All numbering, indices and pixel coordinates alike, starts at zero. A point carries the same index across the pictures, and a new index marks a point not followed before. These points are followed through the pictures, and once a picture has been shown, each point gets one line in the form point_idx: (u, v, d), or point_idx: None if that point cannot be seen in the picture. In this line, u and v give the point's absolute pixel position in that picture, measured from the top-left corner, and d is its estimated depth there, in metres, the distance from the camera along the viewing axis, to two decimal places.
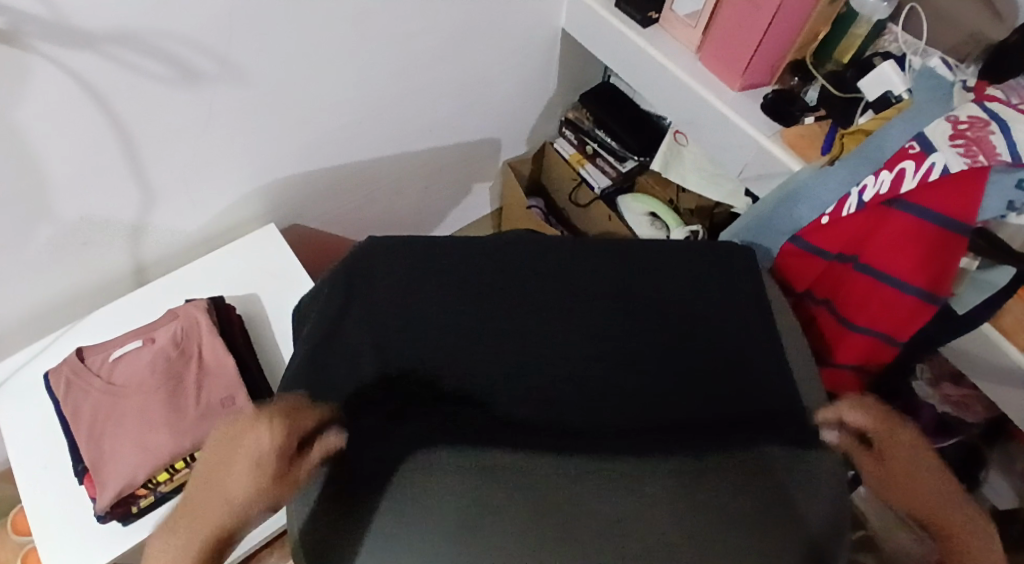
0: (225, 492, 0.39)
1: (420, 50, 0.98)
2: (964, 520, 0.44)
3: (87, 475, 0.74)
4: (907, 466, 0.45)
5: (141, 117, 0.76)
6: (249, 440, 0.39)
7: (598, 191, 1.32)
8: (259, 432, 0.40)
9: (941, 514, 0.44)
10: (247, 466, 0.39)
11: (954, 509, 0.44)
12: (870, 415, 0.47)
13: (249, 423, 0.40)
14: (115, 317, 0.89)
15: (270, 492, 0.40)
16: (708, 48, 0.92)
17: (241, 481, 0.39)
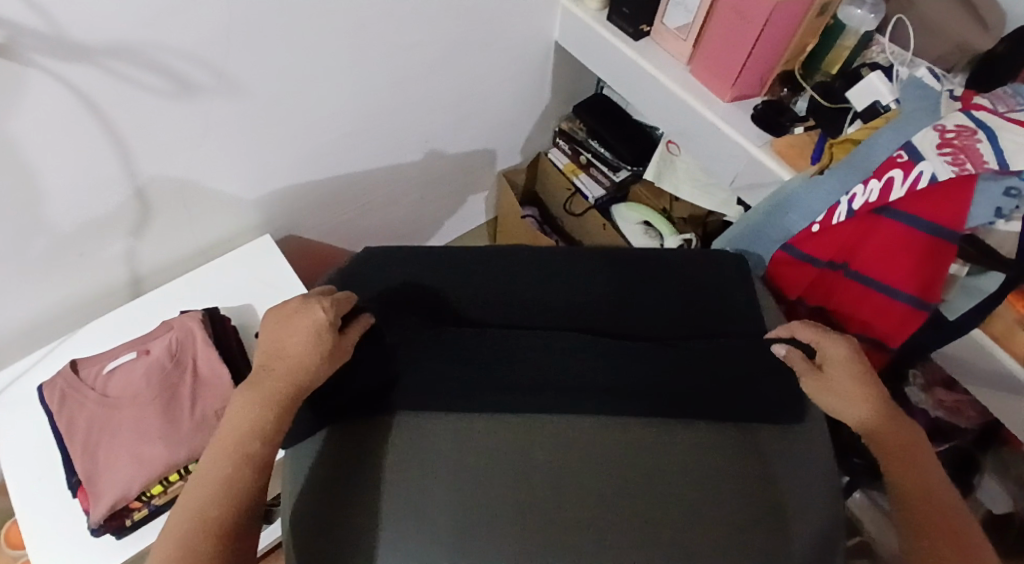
0: (292, 354, 0.59)
1: (414, 63, 0.98)
2: (871, 400, 0.62)
3: (81, 488, 0.73)
4: (834, 361, 0.65)
5: (139, 130, 0.77)
6: (311, 314, 0.60)
7: (592, 201, 1.32)
8: (315, 310, 0.60)
9: (856, 392, 0.63)
10: (309, 333, 0.59)
11: (866, 391, 0.63)
12: (812, 330, 0.67)
13: (306, 304, 0.61)
14: (110, 329, 0.89)
15: (326, 348, 0.59)
16: (699, 60, 0.94)
17: (306, 340, 0.59)
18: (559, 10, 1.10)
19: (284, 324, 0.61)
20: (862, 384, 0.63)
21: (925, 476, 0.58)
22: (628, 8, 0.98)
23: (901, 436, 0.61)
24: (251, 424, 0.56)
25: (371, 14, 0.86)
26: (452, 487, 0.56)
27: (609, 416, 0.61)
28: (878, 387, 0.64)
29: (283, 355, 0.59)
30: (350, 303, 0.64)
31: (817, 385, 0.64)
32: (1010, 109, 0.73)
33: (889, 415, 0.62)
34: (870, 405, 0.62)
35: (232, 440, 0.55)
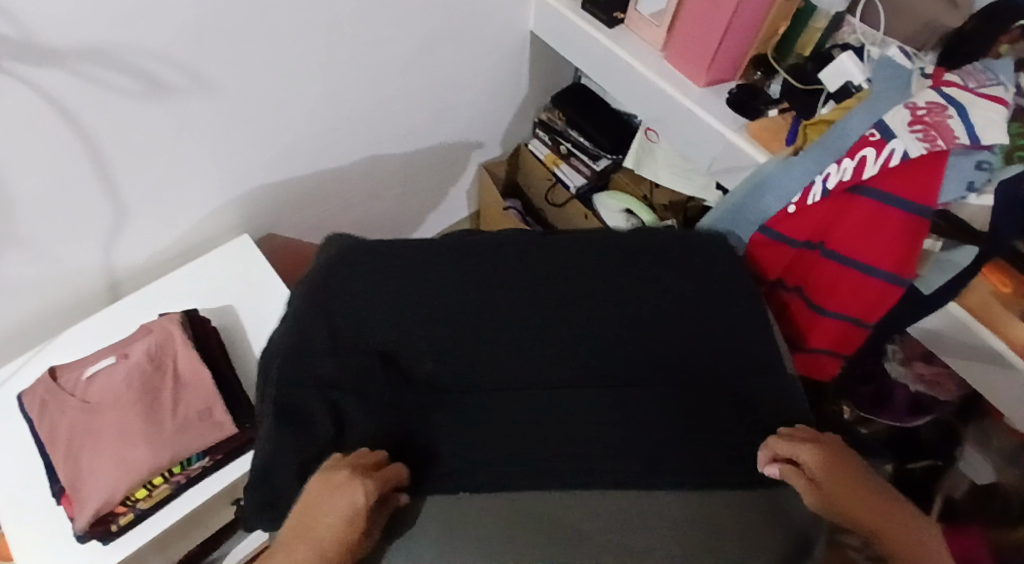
0: (316, 539, 0.49)
1: (391, 56, 0.98)
2: (878, 516, 0.54)
3: (66, 495, 0.73)
4: (829, 478, 0.55)
5: (110, 131, 0.75)
6: (345, 497, 0.50)
7: (574, 190, 1.32)
8: (354, 486, 0.50)
9: (865, 515, 0.53)
10: (346, 516, 0.50)
11: (865, 502, 0.54)
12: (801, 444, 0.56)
13: (344, 483, 0.51)
14: (88, 335, 0.88)
15: (356, 538, 0.49)
16: (673, 46, 0.94)
17: (337, 518, 0.50)
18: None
19: (322, 491, 0.51)
20: (859, 499, 0.54)
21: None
22: None
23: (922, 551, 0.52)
24: None
25: (345, 9, 0.85)
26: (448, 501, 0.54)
27: (592, 400, 0.61)
28: (879, 491, 0.56)
29: (303, 540, 0.50)
30: (399, 477, 0.53)
31: (826, 510, 0.54)
32: (980, 86, 0.73)
33: (896, 522, 0.54)
34: (880, 526, 0.53)
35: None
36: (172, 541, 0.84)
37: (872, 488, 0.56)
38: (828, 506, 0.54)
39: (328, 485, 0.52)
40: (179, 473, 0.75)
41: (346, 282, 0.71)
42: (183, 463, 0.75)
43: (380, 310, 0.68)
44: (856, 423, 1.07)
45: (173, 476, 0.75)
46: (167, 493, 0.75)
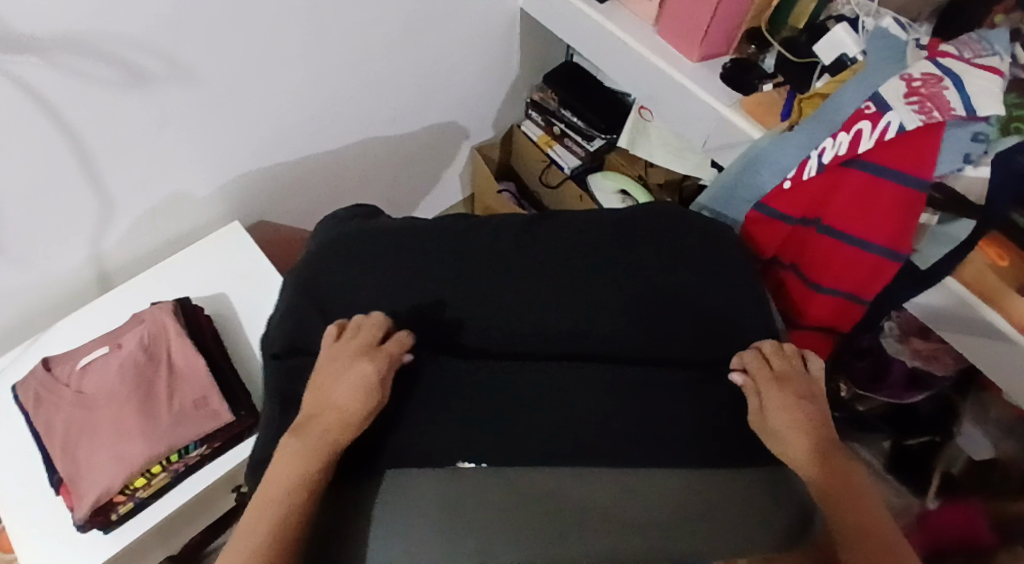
0: (339, 407, 0.56)
1: (377, 37, 0.96)
2: (816, 445, 0.57)
3: (64, 486, 0.73)
4: (780, 400, 0.58)
5: (93, 120, 0.74)
6: (359, 366, 0.58)
7: (568, 171, 1.32)
8: (364, 363, 0.58)
9: (805, 441, 0.57)
10: (362, 386, 0.57)
11: (807, 428, 0.58)
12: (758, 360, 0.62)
13: (360, 355, 0.59)
14: (81, 327, 0.87)
15: (373, 407, 0.56)
16: (664, 20, 0.92)
17: (352, 390, 0.57)
18: None
19: (339, 372, 0.59)
20: (803, 425, 0.58)
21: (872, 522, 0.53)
22: None
23: (850, 485, 0.55)
24: (286, 479, 0.53)
25: None
26: (437, 484, 0.54)
27: (586, 381, 0.61)
28: (825, 428, 0.59)
29: (327, 406, 0.57)
30: (404, 349, 0.61)
31: (766, 427, 0.58)
32: (976, 56, 0.73)
33: (831, 456, 0.57)
34: (815, 455, 0.56)
35: (295, 463, 0.54)
36: (173, 527, 0.84)
37: (820, 425, 0.59)
38: (769, 423, 0.58)
39: (346, 356, 0.60)
40: (176, 461, 0.75)
41: (345, 261, 0.70)
42: (181, 452, 0.74)
43: (373, 291, 0.68)
44: (852, 400, 1.07)
45: (171, 464, 0.74)
46: (165, 483, 0.75)
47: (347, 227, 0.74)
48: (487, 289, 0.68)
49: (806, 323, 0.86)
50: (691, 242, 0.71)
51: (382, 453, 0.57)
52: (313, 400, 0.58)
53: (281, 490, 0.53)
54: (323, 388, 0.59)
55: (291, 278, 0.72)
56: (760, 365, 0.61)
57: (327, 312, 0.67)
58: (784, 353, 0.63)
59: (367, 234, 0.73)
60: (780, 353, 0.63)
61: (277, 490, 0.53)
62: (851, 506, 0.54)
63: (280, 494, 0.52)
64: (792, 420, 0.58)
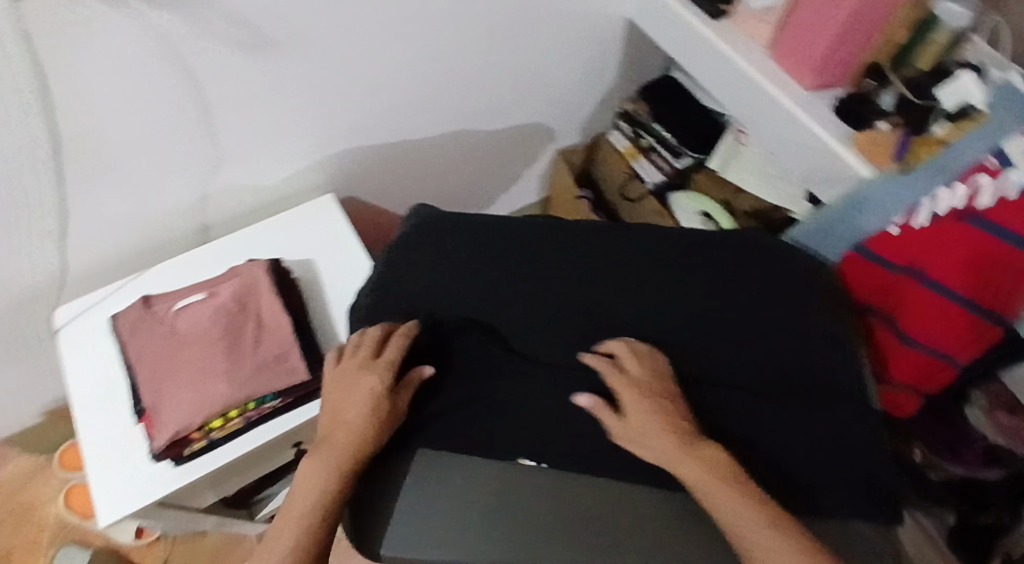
0: (349, 422, 0.58)
1: (485, 30, 0.98)
2: (675, 439, 0.55)
3: (147, 415, 0.77)
4: (634, 404, 0.57)
5: (215, 78, 0.78)
6: (366, 380, 0.60)
7: (650, 185, 1.31)
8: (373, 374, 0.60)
9: (661, 440, 0.55)
10: (370, 396, 0.59)
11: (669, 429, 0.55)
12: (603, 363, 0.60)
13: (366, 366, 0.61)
14: (178, 271, 0.93)
15: (385, 416, 0.58)
16: (780, 43, 0.90)
17: (364, 399, 0.59)
18: None
19: (349, 385, 0.61)
20: (660, 422, 0.56)
21: (740, 508, 0.50)
22: None
23: (710, 468, 0.52)
24: (312, 487, 0.54)
25: None
26: (497, 479, 0.56)
27: None
28: (681, 417, 0.57)
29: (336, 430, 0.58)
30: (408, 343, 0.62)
31: (628, 436, 0.56)
32: None
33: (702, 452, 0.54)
34: (677, 450, 0.54)
35: (307, 502, 0.54)
36: (237, 472, 0.88)
37: (676, 415, 0.57)
38: (629, 432, 0.56)
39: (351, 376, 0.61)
40: (252, 409, 0.78)
41: (437, 245, 0.72)
42: (258, 401, 0.78)
43: (462, 275, 0.69)
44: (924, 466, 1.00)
45: (246, 411, 0.78)
46: (238, 428, 0.78)
47: (445, 215, 0.77)
48: (571, 290, 0.69)
49: (895, 382, 0.80)
50: (782, 273, 0.70)
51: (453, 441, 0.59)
52: (326, 419, 0.60)
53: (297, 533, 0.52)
54: (336, 403, 0.61)
55: (379, 262, 0.73)
56: (612, 369, 0.60)
57: (409, 294, 0.68)
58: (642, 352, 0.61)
59: (464, 224, 0.76)
60: (629, 351, 0.61)
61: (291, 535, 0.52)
62: (718, 496, 0.51)
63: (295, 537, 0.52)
64: (651, 426, 0.56)
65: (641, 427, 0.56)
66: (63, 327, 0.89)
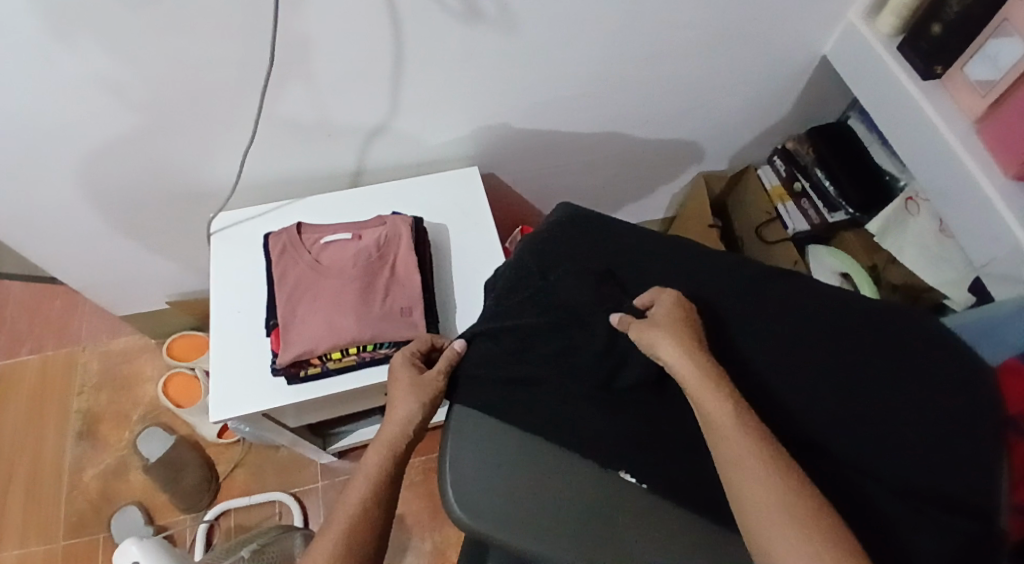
0: (394, 405, 0.65)
1: (676, 41, 0.97)
2: (684, 346, 0.58)
3: (277, 330, 0.84)
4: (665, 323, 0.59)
5: (419, 37, 0.83)
6: (404, 372, 0.68)
7: (792, 232, 1.25)
8: (409, 368, 0.69)
9: (672, 343, 0.58)
10: (411, 378, 0.67)
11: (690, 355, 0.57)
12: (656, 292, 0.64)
13: (404, 362, 0.70)
14: (326, 206, 1.00)
15: (423, 394, 0.65)
16: (991, 122, 0.83)
17: (405, 381, 0.67)
18: (841, 24, 1.01)
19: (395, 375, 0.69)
20: (687, 352, 0.57)
21: (722, 413, 0.53)
22: (927, 44, 0.87)
23: (705, 373, 0.56)
24: (367, 466, 0.62)
25: None
26: (584, 488, 0.54)
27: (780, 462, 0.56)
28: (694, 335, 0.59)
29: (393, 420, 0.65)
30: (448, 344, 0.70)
31: (643, 335, 0.59)
32: None
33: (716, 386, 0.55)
34: (687, 361, 0.57)
35: (371, 463, 0.62)
36: (327, 404, 0.92)
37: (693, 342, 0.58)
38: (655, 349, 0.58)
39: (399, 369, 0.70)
40: (367, 351, 0.83)
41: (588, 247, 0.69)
42: (375, 345, 0.82)
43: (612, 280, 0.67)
44: None
45: (363, 351, 0.83)
46: (351, 363, 0.84)
47: (571, 206, 0.73)
48: None
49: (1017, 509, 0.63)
50: None
51: (563, 435, 0.56)
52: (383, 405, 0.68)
53: (363, 485, 0.60)
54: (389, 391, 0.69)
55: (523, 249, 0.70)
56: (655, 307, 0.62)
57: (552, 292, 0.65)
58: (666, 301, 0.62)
59: (597, 225, 0.71)
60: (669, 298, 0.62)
61: (361, 493, 0.60)
62: (707, 399, 0.54)
63: (364, 486, 0.60)
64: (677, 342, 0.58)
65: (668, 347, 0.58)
66: (219, 231, 0.98)
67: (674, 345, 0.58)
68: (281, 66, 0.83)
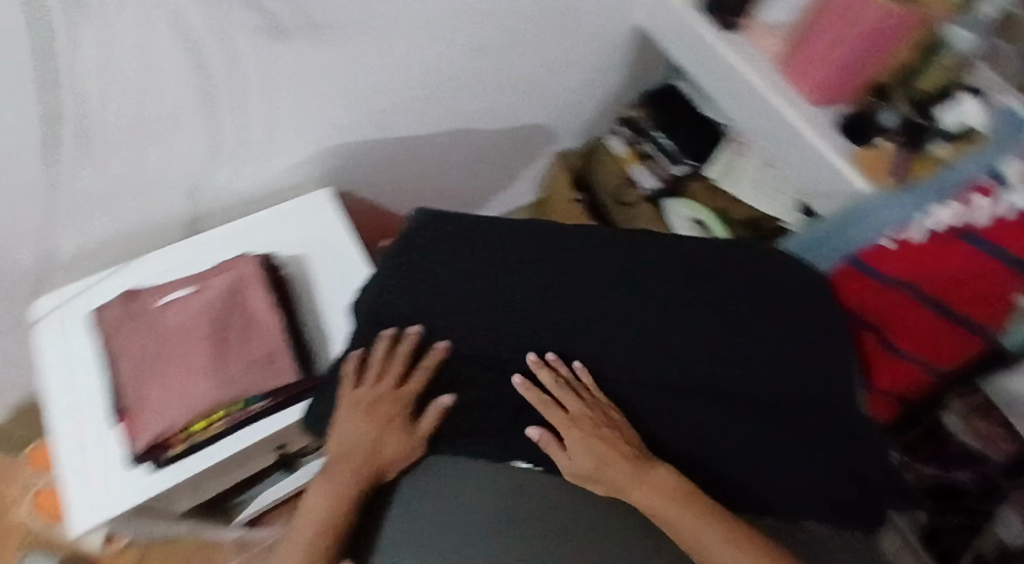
0: (376, 445, 0.65)
1: (498, 30, 0.98)
2: (611, 447, 0.62)
3: (127, 416, 0.76)
4: (584, 424, 0.63)
5: (224, 66, 0.76)
6: (384, 410, 0.65)
7: (646, 192, 1.28)
8: (389, 405, 0.66)
9: (600, 443, 0.62)
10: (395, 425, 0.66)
11: (613, 444, 0.63)
12: (550, 373, 0.65)
13: (382, 395, 0.66)
14: (162, 264, 0.90)
15: (415, 442, 0.66)
16: (789, 58, 0.90)
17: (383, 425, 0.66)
18: None
19: (367, 413, 0.66)
20: (610, 448, 0.62)
21: (658, 497, 0.60)
22: None
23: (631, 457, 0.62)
24: (326, 508, 0.63)
25: None
26: None
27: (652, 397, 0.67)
28: (611, 422, 0.64)
29: (362, 449, 0.65)
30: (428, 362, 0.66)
31: (574, 432, 0.63)
32: None
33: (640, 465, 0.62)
34: (612, 454, 0.62)
35: (329, 505, 0.63)
36: (213, 477, 0.84)
37: (615, 437, 0.63)
38: (591, 449, 0.62)
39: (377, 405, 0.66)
40: (239, 410, 0.75)
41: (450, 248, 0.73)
42: (243, 403, 0.75)
43: (474, 270, 0.71)
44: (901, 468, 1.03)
45: (234, 412, 0.75)
46: (223, 429, 0.75)
47: (424, 212, 0.79)
48: (582, 304, 0.70)
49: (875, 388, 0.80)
50: (779, 295, 0.72)
51: None
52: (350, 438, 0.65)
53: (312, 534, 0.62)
54: (359, 426, 0.65)
55: (389, 256, 0.74)
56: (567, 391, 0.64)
57: (427, 297, 0.70)
58: (564, 381, 0.65)
59: (450, 221, 0.77)
60: (558, 382, 0.65)
61: (312, 528, 0.62)
62: (643, 488, 0.61)
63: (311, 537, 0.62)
64: (602, 440, 0.62)
65: (598, 440, 0.62)
66: (41, 319, 0.86)
67: (597, 439, 0.62)
68: (67, 130, 0.72)
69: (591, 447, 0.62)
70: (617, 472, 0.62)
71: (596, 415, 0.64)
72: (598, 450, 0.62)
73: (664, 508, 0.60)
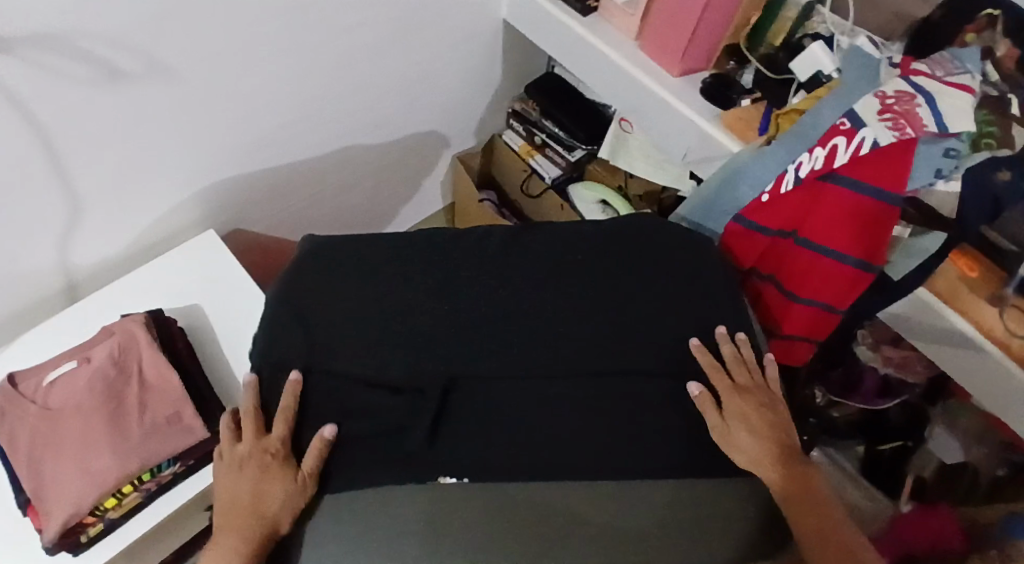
0: (255, 502, 0.59)
1: (361, 43, 0.96)
2: (755, 424, 0.64)
3: (32, 506, 0.70)
4: (740, 402, 0.65)
5: (62, 121, 0.72)
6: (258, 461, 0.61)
7: (549, 181, 1.31)
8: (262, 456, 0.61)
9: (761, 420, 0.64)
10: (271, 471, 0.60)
11: (760, 424, 0.64)
12: (731, 351, 0.68)
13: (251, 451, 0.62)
14: (44, 339, 0.85)
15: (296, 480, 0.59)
16: (647, 34, 0.93)
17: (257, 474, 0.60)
18: None
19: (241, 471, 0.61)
20: (757, 427, 0.64)
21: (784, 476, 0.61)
22: None
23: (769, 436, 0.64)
24: None
25: None
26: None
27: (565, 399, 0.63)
28: (757, 398, 0.67)
29: (238, 509, 0.59)
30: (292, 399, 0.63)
31: (729, 410, 0.64)
32: (948, 73, 0.77)
33: (779, 451, 0.63)
34: (763, 428, 0.64)
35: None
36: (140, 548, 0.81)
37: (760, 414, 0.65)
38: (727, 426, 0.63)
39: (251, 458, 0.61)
40: (148, 480, 0.73)
41: (339, 274, 0.72)
42: (152, 471, 0.73)
43: (362, 293, 0.70)
44: (828, 407, 1.10)
45: (143, 483, 0.73)
46: (137, 503, 0.73)
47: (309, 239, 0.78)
48: (477, 308, 0.69)
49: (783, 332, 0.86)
50: (670, 268, 0.73)
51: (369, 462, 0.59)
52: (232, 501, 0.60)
53: None
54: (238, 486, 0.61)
55: (274, 293, 0.72)
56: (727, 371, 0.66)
57: (316, 329, 0.68)
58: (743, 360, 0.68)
59: (338, 244, 0.77)
60: (736, 357, 0.68)
61: None
62: (769, 465, 0.62)
63: None
64: (744, 416, 0.64)
65: (733, 413, 0.64)
66: None
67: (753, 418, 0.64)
68: None
69: (739, 421, 0.64)
70: (752, 451, 0.62)
71: (752, 391, 0.67)
72: (738, 429, 0.63)
73: (787, 487, 0.61)
